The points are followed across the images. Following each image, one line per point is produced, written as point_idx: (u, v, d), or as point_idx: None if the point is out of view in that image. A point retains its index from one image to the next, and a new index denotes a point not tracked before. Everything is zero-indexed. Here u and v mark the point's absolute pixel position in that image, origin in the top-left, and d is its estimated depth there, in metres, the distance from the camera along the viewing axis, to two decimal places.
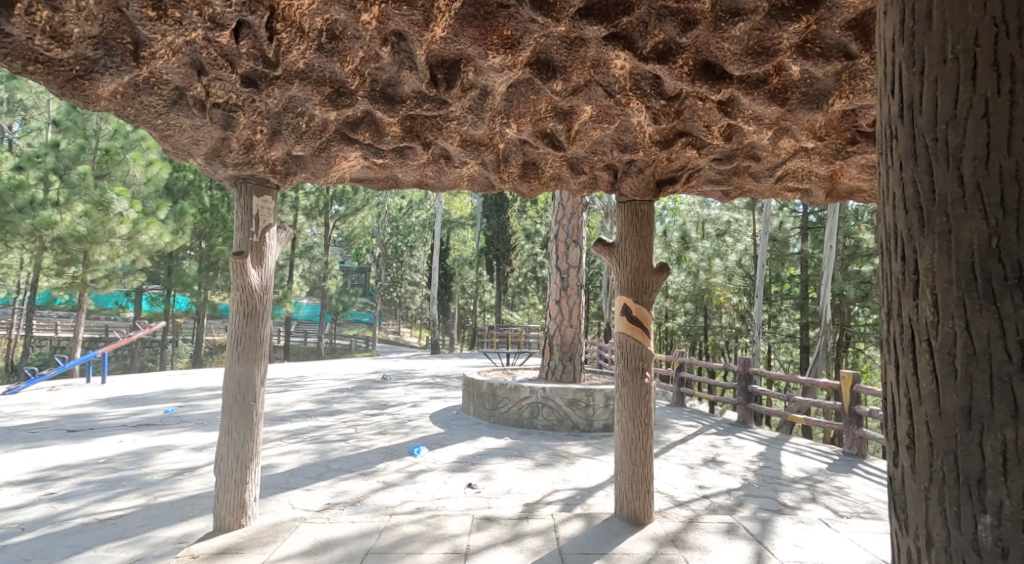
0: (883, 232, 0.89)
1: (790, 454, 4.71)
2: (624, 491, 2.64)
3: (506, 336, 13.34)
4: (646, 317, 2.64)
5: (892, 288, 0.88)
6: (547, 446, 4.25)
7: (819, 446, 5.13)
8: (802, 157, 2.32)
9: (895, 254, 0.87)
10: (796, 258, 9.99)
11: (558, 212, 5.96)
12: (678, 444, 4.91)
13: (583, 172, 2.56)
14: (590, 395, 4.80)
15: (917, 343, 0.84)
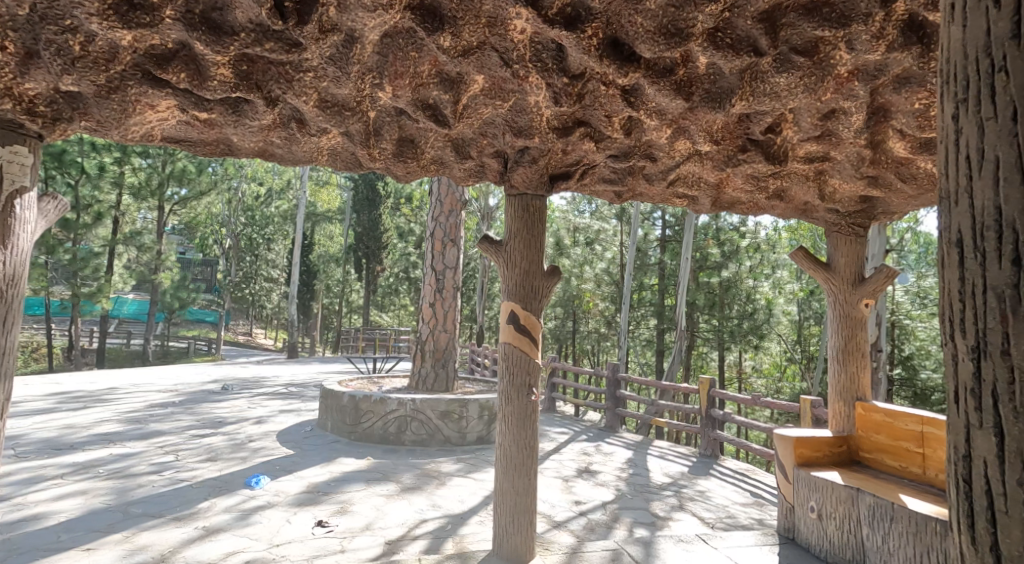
0: (994, 239, 0.67)
1: (656, 459, 4.91)
2: (505, 526, 2.51)
3: (371, 339, 12.89)
4: (533, 325, 2.54)
5: (1002, 323, 0.66)
6: (414, 464, 4.04)
7: (677, 449, 5.36)
8: (695, 161, 2.43)
9: (1005, 275, 0.66)
10: (655, 267, 10.62)
11: (435, 208, 5.71)
12: (551, 454, 4.91)
13: (470, 157, 2.42)
14: (464, 406, 4.67)
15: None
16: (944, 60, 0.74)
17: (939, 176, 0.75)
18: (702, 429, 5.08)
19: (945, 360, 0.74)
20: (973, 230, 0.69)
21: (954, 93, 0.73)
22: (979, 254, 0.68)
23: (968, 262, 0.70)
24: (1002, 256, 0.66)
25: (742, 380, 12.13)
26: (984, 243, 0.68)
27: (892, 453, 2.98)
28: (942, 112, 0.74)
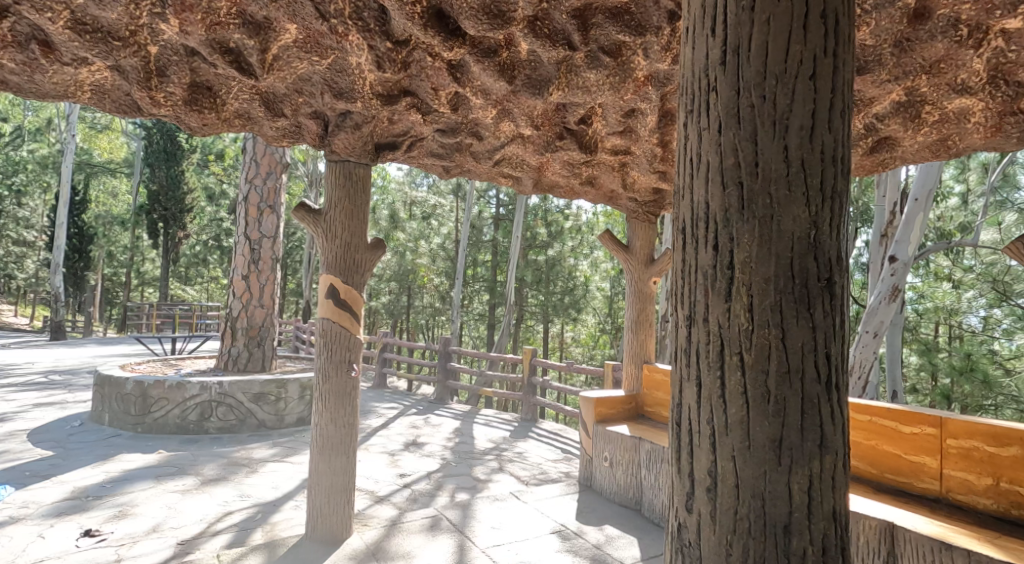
0: (699, 229, 1.07)
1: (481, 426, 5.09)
2: (320, 511, 2.47)
3: (177, 316, 11.65)
4: (353, 300, 2.45)
5: (704, 295, 1.05)
6: (220, 453, 3.78)
7: (500, 414, 5.54)
8: (518, 144, 2.59)
9: (709, 257, 1.05)
10: (488, 244, 10.85)
11: (249, 169, 5.23)
12: (379, 429, 4.85)
13: (282, 114, 2.24)
14: (281, 387, 4.51)
15: (728, 352, 1.02)
16: (681, 83, 1.12)
17: (674, 174, 1.13)
18: (525, 394, 5.31)
19: (670, 328, 1.13)
20: (691, 219, 1.08)
21: (683, 105, 1.11)
22: (692, 250, 1.08)
23: (683, 242, 1.10)
24: (710, 243, 1.05)
25: (561, 347, 13.08)
26: (694, 235, 1.07)
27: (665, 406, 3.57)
28: (676, 120, 1.13)
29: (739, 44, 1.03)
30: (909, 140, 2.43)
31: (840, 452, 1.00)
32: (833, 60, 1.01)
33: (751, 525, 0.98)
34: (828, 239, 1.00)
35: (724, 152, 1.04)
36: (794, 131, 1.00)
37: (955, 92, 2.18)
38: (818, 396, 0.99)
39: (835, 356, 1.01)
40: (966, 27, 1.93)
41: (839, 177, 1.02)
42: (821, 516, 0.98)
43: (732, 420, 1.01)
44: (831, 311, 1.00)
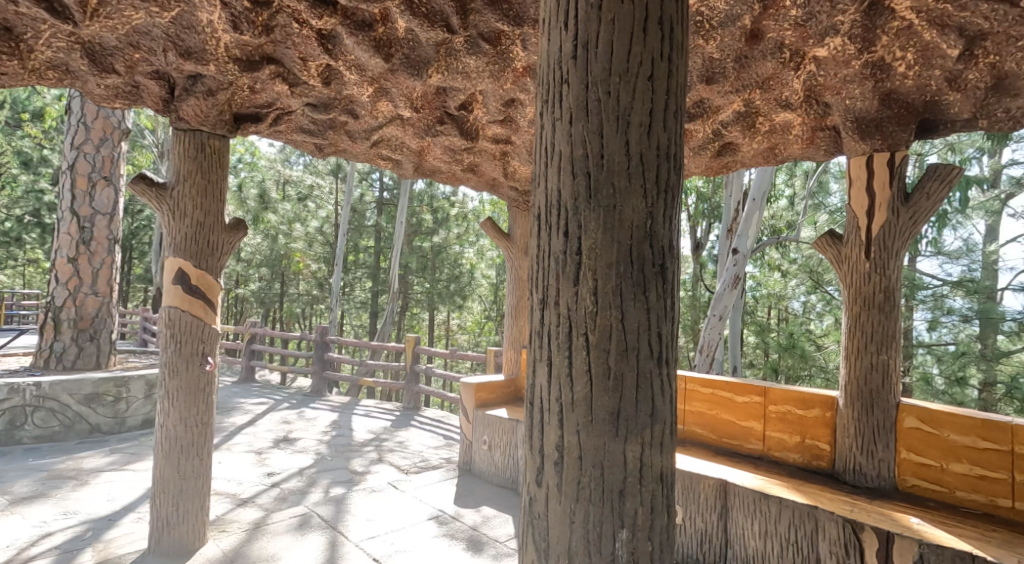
0: (558, 212, 1.73)
1: (360, 419, 5.67)
2: (167, 475, 3.22)
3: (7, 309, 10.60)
4: (209, 278, 3.30)
5: (558, 277, 1.72)
6: (46, 468, 4.49)
7: (383, 407, 6.24)
8: (395, 122, 3.85)
9: (561, 243, 1.72)
10: (371, 230, 10.75)
11: (80, 135, 5.74)
12: (246, 427, 5.34)
13: (136, 77, 3.05)
14: (118, 386, 5.59)
15: (578, 332, 1.68)
16: (541, 93, 1.78)
17: (537, 160, 1.80)
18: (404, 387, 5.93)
19: (531, 317, 1.78)
20: (548, 203, 1.75)
21: (547, 104, 1.77)
22: (551, 228, 1.74)
23: (545, 231, 1.75)
24: (562, 232, 1.72)
25: (448, 336, 13.54)
26: (556, 221, 1.73)
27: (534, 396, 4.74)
28: (543, 113, 1.79)
29: (587, 102, 1.71)
30: (747, 139, 4.60)
31: (667, 419, 1.71)
32: (666, 62, 1.71)
33: (593, 483, 1.66)
34: (661, 230, 1.69)
35: (573, 177, 1.71)
36: (633, 126, 1.68)
37: (780, 104, 4.28)
38: (648, 354, 1.68)
39: (662, 332, 1.70)
40: (788, 53, 3.89)
41: (673, 170, 1.72)
42: (646, 482, 1.67)
43: (579, 394, 1.68)
44: (660, 291, 1.70)
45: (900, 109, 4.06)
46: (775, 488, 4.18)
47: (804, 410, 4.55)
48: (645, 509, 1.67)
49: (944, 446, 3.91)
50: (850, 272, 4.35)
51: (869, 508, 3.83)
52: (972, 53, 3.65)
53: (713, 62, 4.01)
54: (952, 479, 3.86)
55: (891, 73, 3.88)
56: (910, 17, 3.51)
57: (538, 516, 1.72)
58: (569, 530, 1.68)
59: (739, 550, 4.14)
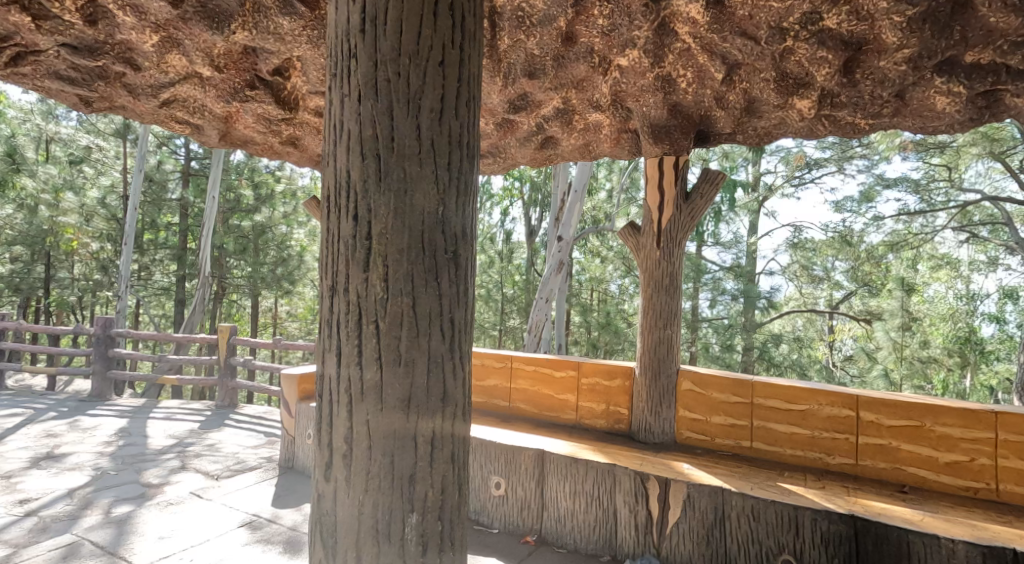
0: (351, 192, 2.25)
1: (157, 426, 6.13)
2: None
3: None
4: None
5: (347, 262, 2.25)
6: None
7: (192, 406, 7.15)
8: (187, 83, 4.42)
9: (350, 227, 2.25)
10: (178, 204, 13.67)
11: None
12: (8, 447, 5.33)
13: None
14: None
15: (368, 319, 2.22)
16: (335, 87, 2.29)
17: (324, 153, 2.32)
18: (221, 379, 7.13)
19: (325, 295, 2.30)
20: (336, 190, 2.28)
21: (343, 93, 2.27)
22: (339, 201, 2.27)
23: (338, 216, 2.27)
24: (352, 220, 2.24)
25: (277, 324, 17.68)
26: (349, 205, 2.25)
27: None
28: (335, 107, 2.29)
29: (375, 96, 2.23)
30: (566, 136, 5.08)
31: (459, 402, 2.31)
32: (456, 50, 2.28)
33: (379, 475, 2.22)
34: (451, 218, 2.26)
35: (360, 169, 2.24)
36: (425, 110, 2.23)
37: (592, 106, 4.77)
38: (440, 328, 2.25)
39: (456, 314, 2.29)
40: (598, 56, 4.35)
41: (463, 157, 2.30)
42: (434, 467, 2.26)
43: (367, 380, 2.23)
44: (451, 273, 2.27)
45: (683, 120, 4.74)
46: (584, 452, 4.64)
47: (611, 380, 5.32)
48: (430, 489, 2.26)
49: (710, 402, 4.91)
50: (644, 258, 5.20)
51: (653, 460, 4.56)
52: (731, 78, 4.38)
53: (534, 59, 4.36)
54: (715, 429, 4.87)
55: (676, 89, 4.52)
56: (689, 41, 4.17)
57: (327, 514, 2.27)
58: (362, 503, 2.23)
59: (552, 510, 4.51)
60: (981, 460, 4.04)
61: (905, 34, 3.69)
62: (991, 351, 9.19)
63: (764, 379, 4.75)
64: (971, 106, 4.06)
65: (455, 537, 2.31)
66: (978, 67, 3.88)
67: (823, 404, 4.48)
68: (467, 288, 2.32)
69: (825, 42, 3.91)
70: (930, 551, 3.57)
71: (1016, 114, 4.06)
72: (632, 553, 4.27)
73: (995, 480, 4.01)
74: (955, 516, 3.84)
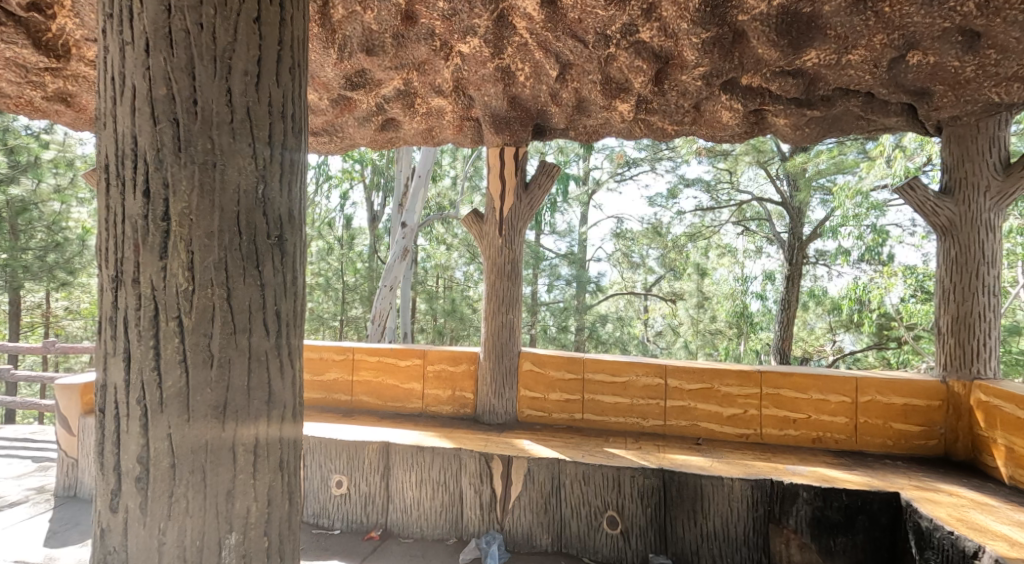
0: (141, 162, 1.92)
1: None
2: None
3: None
4: None
5: (137, 250, 1.93)
6: None
7: None
8: None
9: (139, 211, 1.93)
10: None
11: None
12: None
13: None
14: None
15: (172, 316, 1.92)
16: (117, 37, 1.94)
17: (100, 122, 1.97)
18: None
19: (108, 291, 1.96)
20: (117, 165, 1.94)
21: (128, 48, 1.93)
22: (123, 171, 1.93)
23: (124, 190, 1.94)
24: (138, 203, 1.93)
25: (52, 323, 13.99)
26: (139, 178, 1.92)
27: None
28: (119, 64, 1.94)
29: (170, 52, 1.91)
30: (408, 118, 5.29)
31: (286, 407, 2.08)
32: (276, 7, 2.02)
33: (183, 496, 1.93)
34: (275, 196, 2.01)
35: (149, 141, 1.92)
36: (239, 72, 1.96)
37: (433, 89, 4.99)
38: (259, 322, 2.00)
39: (281, 306, 2.04)
40: (439, 40, 4.49)
41: (287, 131, 2.06)
42: (256, 484, 2.01)
43: (170, 385, 1.92)
44: (275, 259, 2.03)
45: (521, 111, 5.20)
46: (429, 439, 5.05)
47: (455, 365, 5.68)
48: (253, 508, 2.00)
49: (548, 380, 5.56)
50: (488, 245, 5.59)
51: (496, 440, 5.08)
52: (564, 77, 4.80)
53: (372, 34, 4.39)
54: (552, 404, 5.54)
55: (515, 80, 4.87)
56: (526, 36, 4.43)
57: (115, 550, 1.94)
58: (164, 532, 1.92)
59: (398, 501, 4.86)
60: (751, 411, 5.20)
61: (699, 54, 4.29)
62: (758, 322, 10.50)
63: (592, 356, 5.57)
64: (745, 121, 4.98)
65: (285, 554, 2.09)
66: (750, 89, 4.69)
67: (639, 374, 5.41)
68: (292, 275, 2.09)
69: (640, 53, 4.40)
70: (716, 490, 4.39)
71: (775, 130, 5.12)
72: (477, 532, 4.76)
73: (760, 426, 5.19)
74: (732, 459, 4.76)
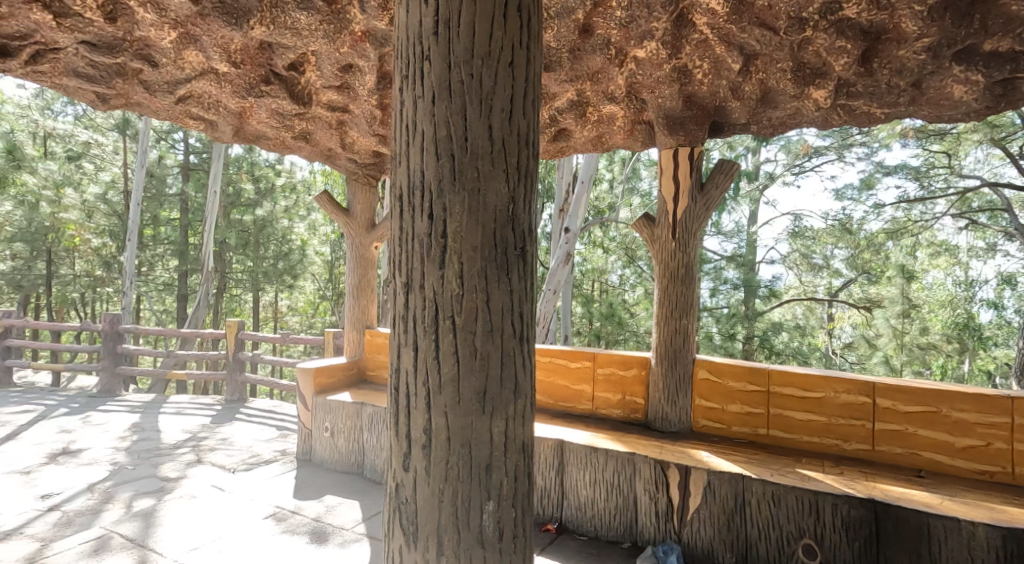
0: (426, 192, 2.45)
1: (171, 418, 7.09)
2: None
3: None
4: None
5: (422, 263, 2.46)
6: None
7: (201, 400, 8.01)
8: (201, 81, 4.95)
9: (425, 232, 2.45)
10: (176, 199, 14.11)
11: None
12: (24, 442, 6.09)
13: None
14: None
15: (449, 315, 2.42)
16: (409, 90, 2.48)
17: (395, 159, 2.52)
18: (229, 373, 7.98)
19: (400, 294, 2.51)
20: (408, 195, 2.48)
21: (417, 99, 2.46)
22: (414, 200, 2.47)
23: (414, 216, 2.47)
24: (424, 227, 2.45)
25: (277, 318, 18.20)
26: (425, 205, 2.45)
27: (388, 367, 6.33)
28: (409, 101, 2.49)
29: (449, 100, 2.42)
30: (579, 127, 5.44)
31: (527, 392, 2.51)
32: (523, 50, 2.47)
33: (456, 462, 2.42)
34: (520, 215, 2.47)
35: (432, 175, 2.44)
36: (499, 112, 2.43)
37: (606, 97, 5.09)
38: (509, 320, 2.45)
39: (523, 307, 2.50)
40: (611, 49, 4.62)
41: (530, 156, 2.50)
42: (508, 459, 2.46)
43: (447, 369, 2.42)
44: (519, 269, 2.48)
45: (697, 109, 5.02)
46: (602, 440, 5.12)
47: (626, 370, 5.67)
48: (505, 478, 2.45)
49: (726, 392, 5.26)
50: (660, 250, 5.38)
51: (671, 448, 4.97)
52: (747, 69, 4.61)
53: (550, 50, 4.63)
54: (731, 417, 5.22)
55: (692, 78, 4.78)
56: (706, 32, 4.37)
57: (406, 501, 2.47)
58: (444, 492, 2.42)
59: (573, 499, 5.03)
60: (996, 444, 4.36)
61: (924, 24, 3.85)
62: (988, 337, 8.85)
63: (779, 368, 5.13)
64: (987, 94, 4.24)
65: (526, 521, 2.51)
66: (996, 56, 4.02)
67: (837, 391, 4.84)
68: (532, 284, 2.53)
69: (844, 31, 4.07)
70: (950, 533, 3.81)
71: None
72: (652, 539, 4.72)
73: (1011, 463, 4.33)
74: (975, 500, 4.05)
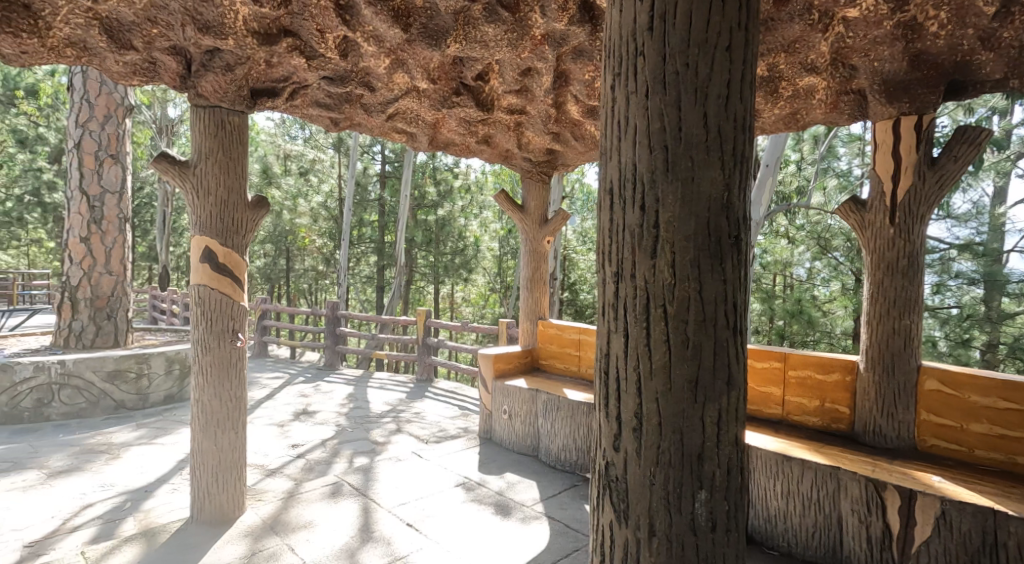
0: (638, 184, 2.31)
1: (376, 391, 8.23)
2: (211, 458, 4.75)
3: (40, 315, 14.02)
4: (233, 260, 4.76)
5: (631, 250, 2.32)
6: (85, 442, 6.58)
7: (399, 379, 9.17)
8: (409, 100, 5.52)
9: (636, 218, 2.31)
10: (374, 202, 16.20)
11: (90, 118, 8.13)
12: (270, 402, 7.55)
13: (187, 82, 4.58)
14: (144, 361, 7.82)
15: (661, 303, 2.26)
16: (617, 80, 2.36)
17: (603, 151, 2.41)
18: (420, 356, 8.98)
19: (608, 281, 2.39)
20: (618, 184, 2.36)
21: (625, 91, 2.34)
22: (626, 193, 2.34)
23: (626, 207, 2.34)
24: (636, 214, 2.31)
25: (454, 307, 20.74)
26: (636, 196, 2.31)
27: (559, 354, 6.58)
28: (616, 88, 2.37)
29: (660, 90, 2.28)
30: (769, 106, 4.84)
31: (739, 386, 2.31)
32: (742, 32, 2.27)
33: (669, 451, 2.25)
34: (735, 202, 2.28)
35: (642, 162, 2.30)
36: (715, 99, 2.25)
37: (805, 68, 4.52)
38: (723, 307, 2.26)
39: (738, 295, 2.30)
40: (815, 13, 4.09)
41: (745, 141, 2.30)
42: (721, 450, 2.27)
43: (659, 360, 2.26)
44: (733, 257, 2.28)
45: (928, 68, 4.20)
46: (795, 448, 4.64)
47: (826, 373, 4.99)
48: (718, 469, 2.27)
49: (966, 406, 4.34)
50: (874, 237, 4.62)
51: (887, 466, 4.29)
52: (1008, 11, 3.78)
53: None
54: (972, 438, 4.30)
55: (921, 32, 4.02)
56: None
57: (616, 480, 2.35)
58: (655, 478, 2.27)
59: (761, 509, 4.64)
60: None
61: None
62: None
63: None
64: None
65: (739, 517, 2.31)
66: None
67: None
68: (743, 275, 2.33)
69: None
70: None
71: None
72: None
73: None
74: None
